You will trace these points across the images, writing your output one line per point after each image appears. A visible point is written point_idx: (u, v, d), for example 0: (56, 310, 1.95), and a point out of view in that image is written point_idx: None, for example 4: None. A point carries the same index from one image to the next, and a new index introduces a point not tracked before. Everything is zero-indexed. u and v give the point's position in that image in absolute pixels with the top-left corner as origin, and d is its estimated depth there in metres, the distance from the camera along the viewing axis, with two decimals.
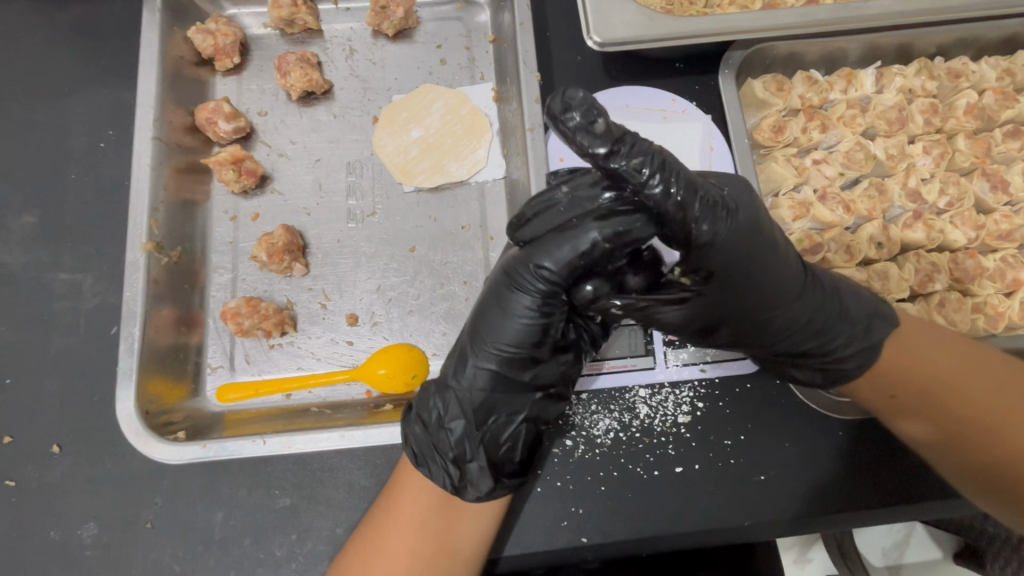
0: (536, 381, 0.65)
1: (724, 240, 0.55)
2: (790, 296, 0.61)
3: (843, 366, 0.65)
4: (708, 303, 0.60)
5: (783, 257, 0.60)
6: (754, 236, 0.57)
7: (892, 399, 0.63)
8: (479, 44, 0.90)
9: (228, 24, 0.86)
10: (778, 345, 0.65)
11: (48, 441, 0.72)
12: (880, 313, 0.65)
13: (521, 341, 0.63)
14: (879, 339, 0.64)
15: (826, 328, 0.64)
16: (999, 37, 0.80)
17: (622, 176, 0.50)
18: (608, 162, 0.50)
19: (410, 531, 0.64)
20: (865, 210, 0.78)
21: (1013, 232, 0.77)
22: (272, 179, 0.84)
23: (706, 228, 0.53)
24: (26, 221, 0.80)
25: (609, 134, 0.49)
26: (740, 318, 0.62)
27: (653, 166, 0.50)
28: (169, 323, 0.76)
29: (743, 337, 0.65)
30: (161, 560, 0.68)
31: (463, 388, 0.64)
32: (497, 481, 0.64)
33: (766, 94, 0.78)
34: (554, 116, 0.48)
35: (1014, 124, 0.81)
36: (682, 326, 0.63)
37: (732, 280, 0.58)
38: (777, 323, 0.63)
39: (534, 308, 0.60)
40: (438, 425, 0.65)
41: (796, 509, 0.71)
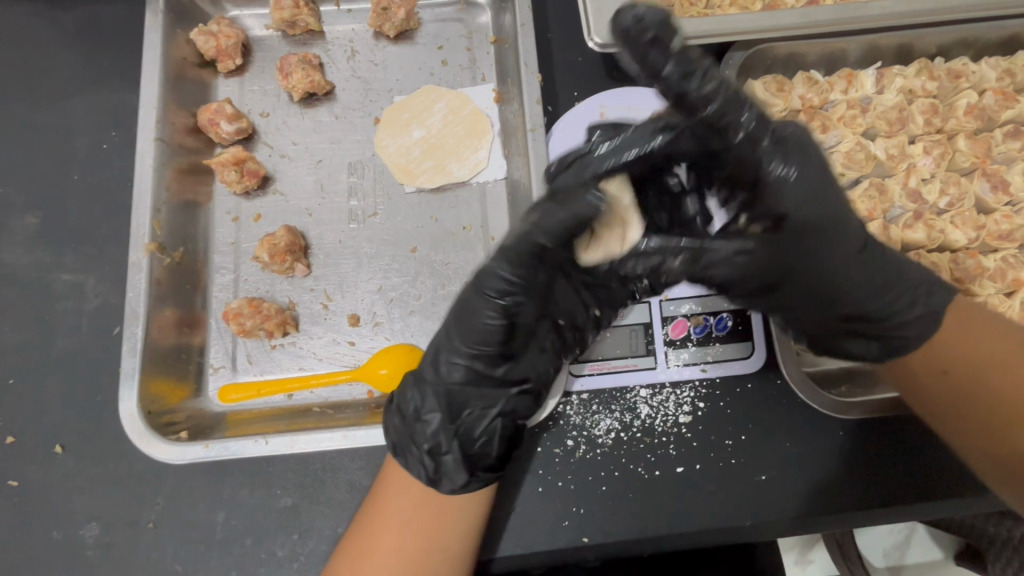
0: (509, 376, 0.67)
1: (792, 184, 0.53)
2: (852, 251, 0.59)
3: (905, 335, 0.63)
4: (774, 255, 0.57)
5: (847, 210, 0.58)
6: (821, 181, 0.54)
7: (941, 368, 0.63)
8: (480, 45, 0.90)
9: (230, 25, 0.86)
10: (838, 303, 0.61)
11: (51, 441, 0.72)
12: (938, 284, 0.64)
13: (491, 340, 0.62)
14: (940, 304, 0.63)
15: (889, 286, 0.62)
16: (999, 37, 0.80)
17: (697, 102, 0.50)
18: (684, 86, 0.49)
19: (397, 529, 0.64)
20: (865, 211, 0.78)
21: (1014, 233, 0.78)
22: (274, 179, 0.85)
23: (780, 167, 0.53)
24: (29, 222, 0.80)
25: (686, 62, 0.49)
26: (802, 272, 0.59)
27: (724, 98, 0.50)
28: (172, 323, 0.76)
29: (800, 298, 0.62)
30: (163, 560, 0.68)
31: (439, 380, 0.65)
32: (473, 474, 0.65)
33: (766, 95, 0.80)
34: (625, 33, 0.48)
35: (1014, 125, 0.81)
36: (742, 287, 0.59)
37: (797, 227, 0.55)
38: (836, 280, 0.60)
39: (503, 311, 0.60)
40: (416, 416, 0.66)
41: (796, 509, 0.71)
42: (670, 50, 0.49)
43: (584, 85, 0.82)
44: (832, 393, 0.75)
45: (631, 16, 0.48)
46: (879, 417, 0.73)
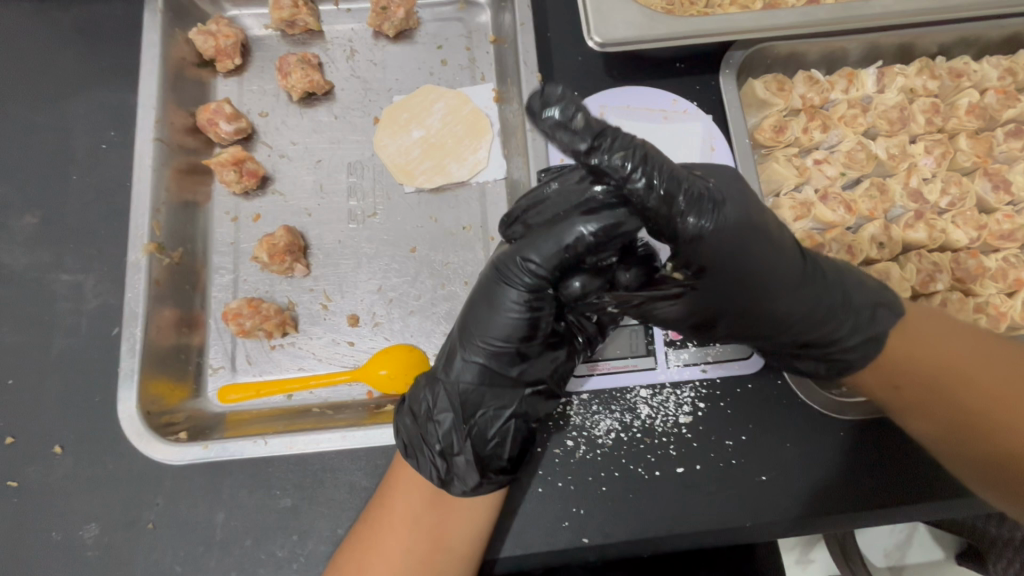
0: (524, 377, 0.67)
1: (711, 236, 0.56)
2: (788, 285, 0.61)
3: (847, 357, 0.65)
4: (703, 297, 0.60)
5: (778, 247, 0.60)
6: (747, 224, 0.58)
7: (894, 387, 0.63)
8: (479, 45, 0.90)
9: (229, 25, 0.86)
10: (782, 332, 0.64)
11: (50, 441, 0.72)
12: (885, 303, 0.65)
13: (513, 335, 0.64)
14: (882, 328, 0.64)
15: (829, 316, 0.63)
16: (1001, 37, 0.80)
17: (606, 170, 0.51)
18: (589, 158, 0.51)
19: (404, 529, 0.64)
20: (866, 210, 0.77)
21: (1015, 233, 0.77)
22: (274, 180, 0.84)
23: (692, 221, 0.54)
24: (28, 222, 0.80)
25: (589, 128, 0.50)
26: (740, 307, 0.62)
27: (636, 156, 0.51)
28: (171, 324, 0.76)
29: (743, 327, 0.64)
30: (162, 560, 0.68)
31: (453, 380, 0.66)
32: (484, 476, 0.65)
33: (767, 94, 0.78)
34: (533, 117, 0.50)
35: (1016, 124, 0.81)
36: (681, 321, 0.62)
37: (721, 271, 0.58)
38: (776, 311, 0.62)
39: (523, 303, 0.62)
40: (427, 416, 0.66)
41: (797, 509, 0.71)
42: (572, 119, 0.50)
43: (585, 84, 0.82)
44: (833, 393, 0.75)
45: (540, 96, 0.50)
46: (881, 417, 0.73)
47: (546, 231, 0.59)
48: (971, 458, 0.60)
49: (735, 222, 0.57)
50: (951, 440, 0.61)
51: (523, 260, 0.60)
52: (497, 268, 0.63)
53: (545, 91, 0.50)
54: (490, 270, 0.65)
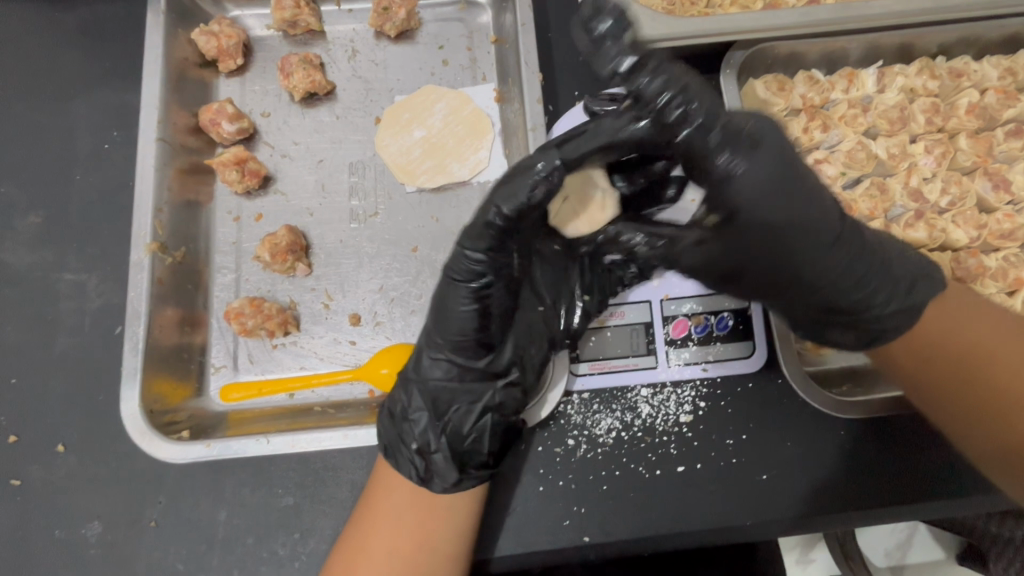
0: (491, 369, 0.70)
1: (743, 181, 0.51)
2: (823, 244, 0.57)
3: (881, 328, 0.63)
4: (730, 247, 0.56)
5: (819, 202, 0.56)
6: (783, 172, 0.52)
7: (920, 362, 0.64)
8: (481, 45, 0.91)
9: (231, 25, 0.86)
10: (808, 294, 0.61)
11: (53, 440, 0.72)
12: (925, 275, 0.64)
13: (468, 329, 0.66)
14: (918, 300, 0.63)
15: (865, 282, 0.61)
16: (1001, 36, 0.80)
17: (643, 94, 0.52)
18: (630, 80, 0.52)
19: (391, 528, 0.65)
20: (866, 210, 0.78)
21: (1015, 232, 0.77)
22: (275, 180, 0.85)
23: (724, 159, 0.51)
24: (31, 222, 0.81)
25: (636, 51, 0.52)
26: (766, 262, 0.57)
27: (675, 83, 0.51)
28: (173, 323, 0.76)
29: (771, 286, 0.61)
30: (165, 558, 0.68)
31: (423, 380, 0.69)
32: (463, 472, 0.67)
33: (767, 94, 0.79)
34: (582, 25, 0.52)
35: (1016, 123, 0.81)
36: (706, 270, 0.59)
37: (753, 221, 0.53)
38: (808, 267, 0.58)
39: (471, 295, 0.64)
40: (404, 417, 0.69)
41: (797, 508, 0.71)
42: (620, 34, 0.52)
43: (585, 84, 0.82)
44: (833, 392, 0.75)
45: (591, 6, 0.52)
46: (882, 417, 0.73)
47: (504, 189, 0.57)
48: (987, 444, 0.62)
49: (775, 165, 0.52)
50: (969, 423, 0.63)
51: (460, 254, 0.62)
52: (445, 270, 0.65)
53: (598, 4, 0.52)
54: (447, 272, 0.68)
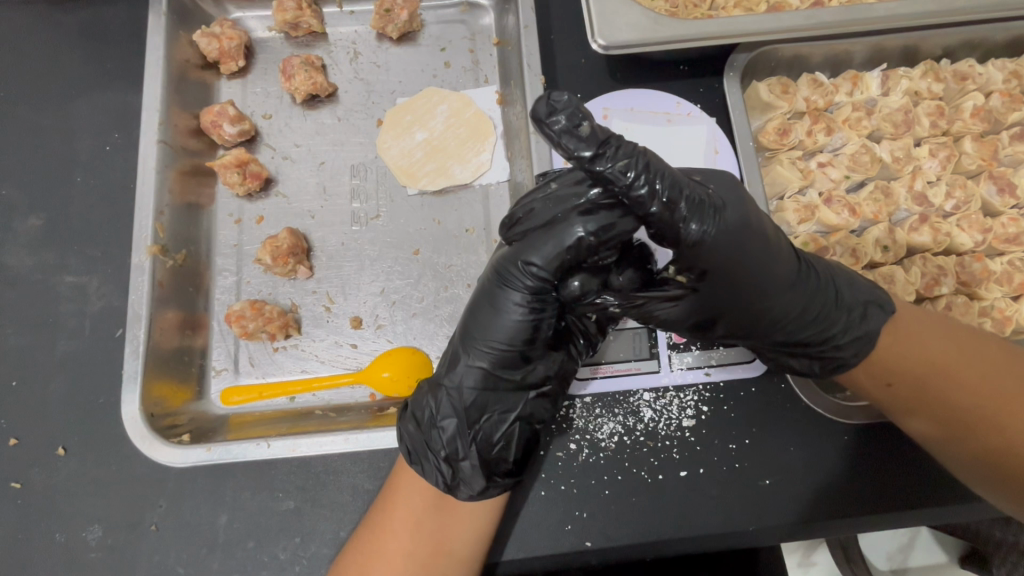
0: (527, 380, 0.66)
1: (713, 239, 0.56)
2: (780, 287, 0.61)
3: (841, 354, 0.65)
4: (703, 298, 0.60)
5: (772, 250, 0.60)
6: (745, 229, 0.58)
7: (888, 385, 0.64)
8: (483, 47, 0.90)
9: (233, 27, 0.86)
10: (768, 334, 0.64)
11: (53, 443, 0.72)
12: (875, 301, 0.65)
13: (515, 338, 0.64)
14: (874, 327, 0.64)
15: (824, 316, 0.64)
16: (1005, 39, 0.80)
17: (609, 178, 0.52)
18: (595, 165, 0.52)
19: (404, 533, 0.64)
20: (871, 213, 0.77)
21: (1020, 236, 0.77)
22: (277, 182, 0.84)
23: (695, 227, 0.55)
24: (32, 224, 0.80)
25: (595, 136, 0.51)
26: (732, 308, 0.61)
27: (638, 163, 0.52)
28: (174, 326, 0.76)
29: (735, 330, 0.64)
30: (166, 562, 0.68)
31: (456, 386, 0.66)
32: (490, 480, 0.65)
33: (771, 97, 0.78)
34: (539, 122, 0.50)
35: (1021, 127, 0.80)
36: (681, 322, 0.63)
37: (722, 274, 0.58)
38: (768, 311, 0.62)
39: (525, 305, 0.62)
40: (431, 423, 0.66)
41: (801, 514, 0.70)
42: (578, 125, 0.50)
43: (587, 87, 0.81)
44: (836, 398, 0.75)
45: (547, 102, 0.50)
46: (887, 421, 0.72)
47: (546, 233, 0.59)
48: (973, 460, 0.61)
49: (733, 225, 0.57)
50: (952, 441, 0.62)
51: (524, 262, 0.60)
52: (497, 272, 0.63)
53: (553, 95, 0.50)
54: (489, 275, 0.65)
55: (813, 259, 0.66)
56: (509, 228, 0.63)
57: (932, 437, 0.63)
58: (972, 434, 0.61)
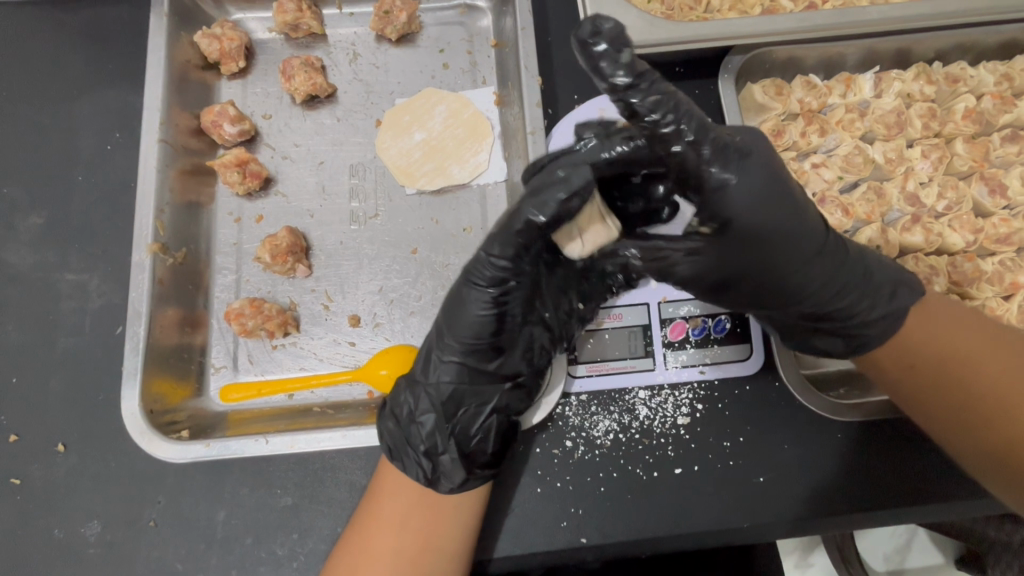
0: (502, 372, 0.68)
1: (736, 188, 0.55)
2: (806, 250, 0.61)
3: (868, 333, 0.65)
4: (725, 253, 0.59)
5: (801, 209, 0.60)
6: (768, 183, 0.57)
7: (909, 367, 0.64)
8: (481, 48, 0.91)
9: (234, 28, 0.86)
10: (795, 299, 0.64)
11: (53, 439, 0.73)
12: (904, 283, 0.65)
13: (482, 333, 0.65)
14: (902, 305, 0.64)
15: (848, 290, 0.64)
16: (996, 43, 0.81)
17: (638, 112, 0.52)
18: (626, 96, 0.52)
19: (398, 528, 0.65)
20: (863, 214, 0.78)
21: (1011, 236, 0.78)
22: (276, 181, 0.85)
23: (718, 171, 0.54)
24: (33, 222, 0.81)
25: (633, 69, 0.51)
26: (756, 268, 0.61)
27: (667, 101, 0.52)
28: (174, 323, 0.76)
29: (759, 292, 0.63)
30: (164, 558, 0.69)
31: (433, 382, 0.67)
32: (469, 473, 0.66)
33: (765, 99, 0.79)
34: (581, 37, 0.50)
35: (1012, 129, 0.81)
36: (702, 281, 0.61)
37: (744, 229, 0.57)
38: (795, 274, 0.62)
39: (489, 300, 0.62)
40: (410, 418, 0.68)
41: (793, 511, 0.71)
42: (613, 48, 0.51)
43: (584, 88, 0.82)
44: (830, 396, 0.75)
45: (592, 23, 0.50)
46: (878, 419, 0.73)
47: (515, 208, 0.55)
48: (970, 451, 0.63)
49: (759, 178, 0.56)
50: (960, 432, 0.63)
51: (485, 259, 0.59)
52: (464, 268, 0.62)
53: (598, 15, 0.50)
54: (460, 270, 0.64)
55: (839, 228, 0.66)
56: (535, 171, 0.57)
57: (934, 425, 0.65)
58: (983, 428, 0.61)
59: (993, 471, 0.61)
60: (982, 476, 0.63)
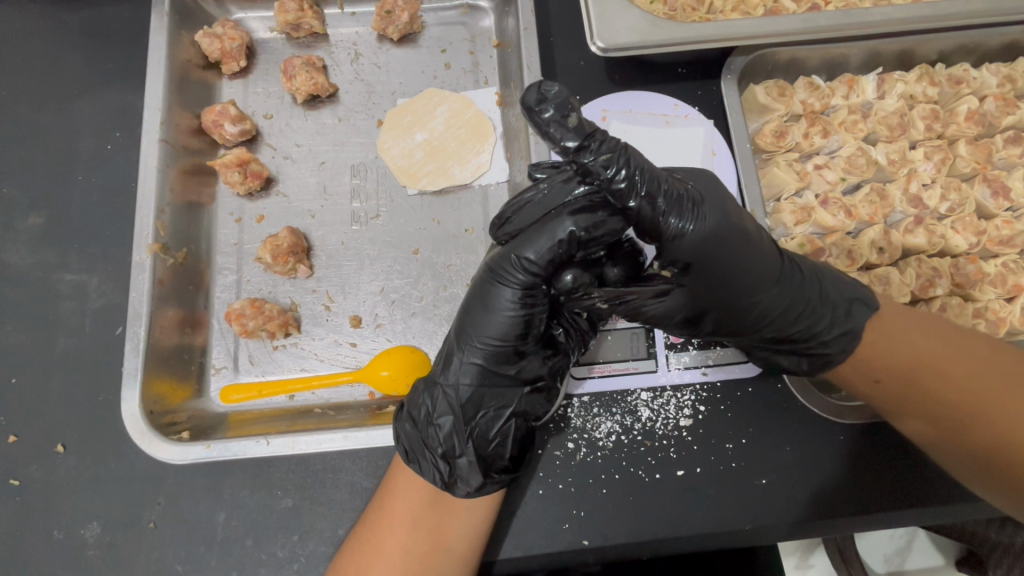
0: (521, 376, 0.67)
1: (694, 234, 0.58)
2: (766, 284, 0.62)
3: (828, 351, 0.65)
4: (692, 292, 0.61)
5: (757, 243, 0.62)
6: (725, 227, 0.59)
7: (876, 381, 0.64)
8: (483, 48, 0.91)
9: (235, 28, 0.86)
10: (762, 331, 0.65)
11: (52, 440, 0.72)
12: (860, 298, 0.65)
13: (505, 335, 0.65)
14: (859, 322, 0.64)
15: (809, 313, 0.64)
16: (999, 44, 0.81)
17: (592, 170, 0.55)
18: (579, 156, 0.54)
19: (401, 529, 0.65)
20: (866, 215, 0.78)
21: (1014, 238, 0.78)
22: (277, 181, 0.85)
23: (674, 221, 0.57)
24: (33, 222, 0.81)
25: (581, 129, 0.53)
26: (722, 304, 0.62)
27: (620, 159, 0.55)
28: (174, 324, 0.76)
29: (728, 326, 0.64)
30: (164, 559, 0.68)
31: (451, 384, 0.67)
32: (487, 476, 0.66)
33: (768, 100, 0.79)
34: (528, 109, 0.52)
35: (1015, 130, 0.81)
36: (673, 318, 0.63)
37: (706, 270, 0.60)
38: (761, 309, 0.63)
39: (516, 300, 0.63)
40: (427, 421, 0.67)
41: (796, 513, 0.71)
42: (565, 116, 0.52)
43: (586, 89, 0.82)
44: (832, 398, 0.75)
45: (537, 91, 0.51)
46: (881, 421, 0.73)
47: (540, 228, 0.60)
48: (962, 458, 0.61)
49: (713, 219, 0.59)
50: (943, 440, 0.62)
51: (518, 257, 0.61)
52: (491, 269, 0.64)
53: (542, 84, 0.51)
54: (482, 273, 0.66)
55: (799, 257, 0.67)
56: (498, 227, 0.63)
57: (924, 437, 0.63)
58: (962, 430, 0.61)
59: (991, 475, 0.60)
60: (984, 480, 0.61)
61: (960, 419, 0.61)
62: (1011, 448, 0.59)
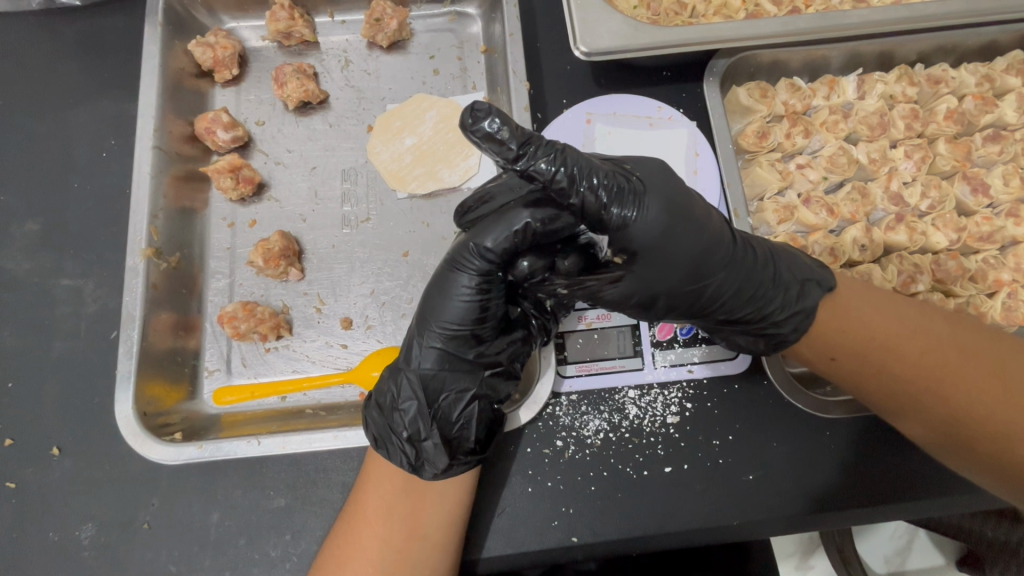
0: (480, 359, 0.68)
1: (638, 224, 0.58)
2: (718, 268, 0.62)
3: (782, 331, 0.67)
4: (643, 279, 0.61)
5: (703, 228, 0.61)
6: (672, 214, 0.59)
7: (831, 358, 0.67)
8: (471, 54, 0.93)
9: (227, 37, 0.88)
10: (714, 314, 0.66)
11: (48, 443, 0.73)
12: (817, 279, 0.67)
13: (465, 319, 0.65)
14: (812, 303, 0.66)
15: (762, 294, 0.65)
16: (976, 45, 0.82)
17: (533, 174, 0.55)
18: (517, 164, 0.54)
19: (378, 523, 0.66)
20: (849, 213, 0.79)
21: (993, 234, 0.79)
22: (269, 187, 0.86)
23: (616, 212, 0.57)
24: (29, 229, 0.82)
25: (515, 137, 0.53)
26: (674, 289, 0.62)
27: (559, 161, 0.55)
28: (167, 327, 0.77)
29: (681, 309, 0.65)
30: (157, 559, 0.69)
31: (413, 368, 0.67)
32: (453, 458, 0.67)
33: (750, 101, 0.80)
34: (464, 128, 0.52)
35: (994, 129, 0.83)
36: (625, 304, 0.63)
37: (654, 259, 0.60)
38: (714, 292, 0.64)
39: (473, 287, 0.63)
40: (393, 406, 0.67)
41: (782, 509, 0.72)
42: (498, 131, 0.52)
43: (573, 93, 0.84)
44: (817, 393, 0.76)
45: (472, 110, 0.51)
46: (865, 416, 0.74)
47: (497, 217, 0.61)
48: (932, 429, 0.64)
49: (662, 206, 0.59)
50: (901, 411, 0.65)
51: (476, 245, 0.61)
52: (450, 256, 0.64)
53: (475, 104, 0.51)
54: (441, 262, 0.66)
55: (749, 237, 0.68)
56: (461, 215, 0.66)
57: (886, 408, 0.66)
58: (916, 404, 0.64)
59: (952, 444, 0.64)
60: (954, 453, 0.64)
61: (913, 394, 0.64)
62: (965, 419, 0.62)
